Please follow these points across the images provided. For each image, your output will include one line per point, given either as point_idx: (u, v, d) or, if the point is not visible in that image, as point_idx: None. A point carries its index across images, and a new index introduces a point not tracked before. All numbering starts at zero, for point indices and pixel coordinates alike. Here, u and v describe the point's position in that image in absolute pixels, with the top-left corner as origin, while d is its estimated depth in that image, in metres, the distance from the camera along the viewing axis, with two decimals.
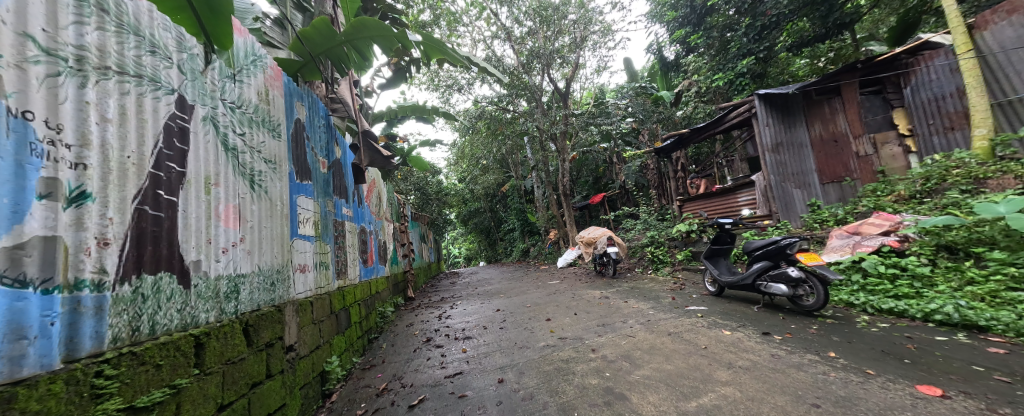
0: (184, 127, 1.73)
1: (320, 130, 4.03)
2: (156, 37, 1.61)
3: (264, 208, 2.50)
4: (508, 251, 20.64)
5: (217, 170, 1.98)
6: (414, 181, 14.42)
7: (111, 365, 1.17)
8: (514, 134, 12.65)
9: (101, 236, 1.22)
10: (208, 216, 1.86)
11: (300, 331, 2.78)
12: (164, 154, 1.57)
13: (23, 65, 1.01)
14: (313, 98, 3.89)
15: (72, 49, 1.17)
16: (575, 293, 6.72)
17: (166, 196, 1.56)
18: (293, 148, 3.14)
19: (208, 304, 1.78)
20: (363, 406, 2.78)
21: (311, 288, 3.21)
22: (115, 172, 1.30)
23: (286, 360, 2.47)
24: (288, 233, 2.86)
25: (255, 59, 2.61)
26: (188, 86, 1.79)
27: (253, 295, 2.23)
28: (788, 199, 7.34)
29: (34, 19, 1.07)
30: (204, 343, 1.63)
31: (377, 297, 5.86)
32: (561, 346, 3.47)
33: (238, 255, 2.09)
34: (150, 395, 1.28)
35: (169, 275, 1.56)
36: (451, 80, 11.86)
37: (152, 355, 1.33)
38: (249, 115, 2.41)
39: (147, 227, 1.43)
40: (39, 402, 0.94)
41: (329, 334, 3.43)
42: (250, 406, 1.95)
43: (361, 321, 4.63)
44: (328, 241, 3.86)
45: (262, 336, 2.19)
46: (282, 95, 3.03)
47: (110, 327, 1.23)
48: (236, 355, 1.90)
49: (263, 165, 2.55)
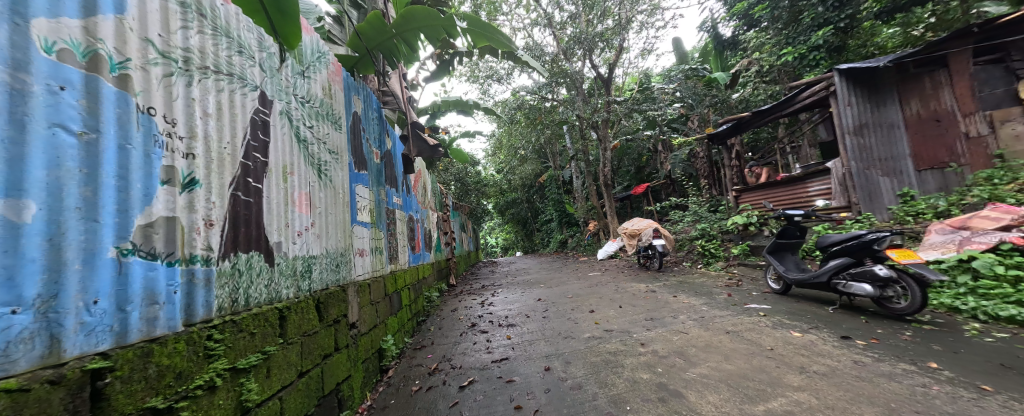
0: (266, 121, 1.90)
1: (373, 122, 4.21)
2: (242, 38, 1.77)
3: (330, 195, 2.70)
4: (545, 242, 20.51)
5: (291, 160, 2.17)
6: (454, 172, 14.76)
7: (218, 331, 1.33)
8: (553, 123, 12.40)
9: (207, 218, 1.38)
10: (286, 202, 2.06)
11: (360, 310, 2.98)
12: (251, 146, 1.74)
13: (146, 67, 1.16)
14: (367, 92, 4.07)
15: (180, 51, 1.32)
16: (618, 285, 6.57)
17: (254, 183, 1.74)
18: (351, 140, 3.34)
19: (288, 282, 1.98)
20: (417, 382, 2.96)
21: (368, 270, 3.45)
22: (216, 161, 1.46)
23: (350, 336, 2.69)
24: (348, 219, 3.05)
25: (320, 56, 2.80)
26: (268, 83, 1.97)
27: (322, 275, 2.43)
28: (872, 189, 6.46)
29: (152, 25, 1.21)
30: (286, 316, 1.82)
31: (424, 282, 6.13)
32: (607, 338, 3.41)
33: (310, 238, 2.29)
34: (247, 359, 1.46)
35: (258, 254, 1.74)
36: (490, 71, 11.88)
37: (247, 324, 1.50)
38: (316, 109, 2.60)
39: (240, 211, 1.61)
40: (168, 358, 1.11)
41: (384, 314, 3.67)
42: (323, 375, 2.17)
43: (410, 304, 4.89)
44: (382, 228, 4.10)
45: (331, 313, 2.40)
46: (342, 89, 3.21)
47: (214, 297, 1.39)
48: (311, 328, 2.11)
49: (328, 156, 2.75)
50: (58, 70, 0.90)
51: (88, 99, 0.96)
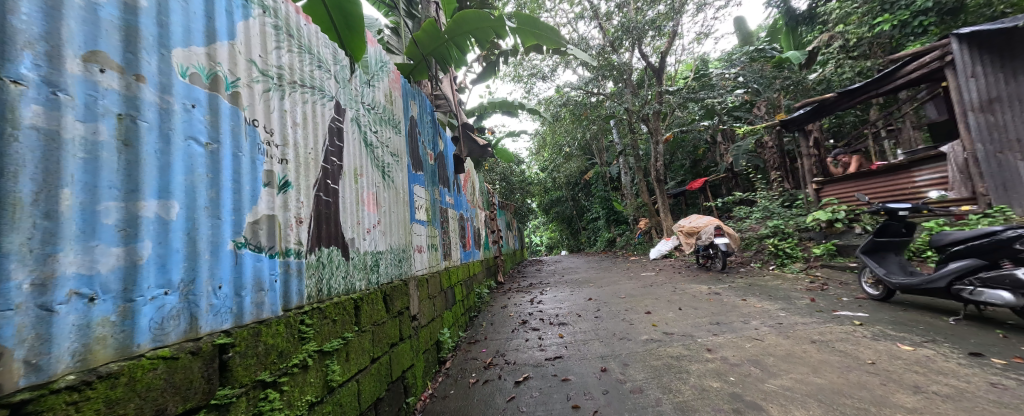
0: (340, 127, 2.10)
1: (427, 125, 4.42)
2: (321, 54, 1.98)
3: (392, 195, 2.88)
4: (591, 241, 19.97)
5: (361, 163, 2.36)
6: (499, 171, 14.98)
7: (308, 316, 1.53)
8: (600, 118, 12.03)
9: (298, 215, 1.58)
10: (358, 202, 2.24)
11: (420, 303, 3.16)
12: (328, 151, 1.93)
13: (251, 85, 1.37)
14: (421, 97, 4.27)
15: (275, 69, 1.54)
16: (675, 286, 6.18)
17: (332, 184, 1.93)
18: (409, 143, 3.53)
19: (361, 274, 2.15)
20: (474, 375, 3.06)
21: (426, 266, 3.64)
22: (303, 165, 1.67)
23: (412, 327, 2.86)
24: (408, 218, 3.23)
25: (382, 65, 2.99)
26: (341, 93, 2.17)
27: (388, 269, 2.61)
28: (1006, 175, 5.39)
29: (255, 48, 1.42)
30: (360, 306, 2.01)
31: (474, 279, 6.33)
32: (668, 342, 3.22)
33: (377, 235, 2.47)
34: (331, 343, 1.68)
35: (336, 248, 1.91)
36: (534, 70, 11.85)
37: (329, 311, 1.70)
38: (380, 115, 2.80)
39: (322, 209, 1.80)
40: (272, 338, 1.32)
41: (440, 308, 3.85)
42: (391, 362, 2.35)
43: (463, 299, 5.08)
44: (436, 226, 4.29)
45: (396, 305, 2.57)
46: (400, 95, 3.40)
47: (304, 287, 1.59)
48: (380, 318, 2.29)
49: (390, 158, 2.94)
50: (189, 91, 1.09)
51: (210, 114, 1.16)
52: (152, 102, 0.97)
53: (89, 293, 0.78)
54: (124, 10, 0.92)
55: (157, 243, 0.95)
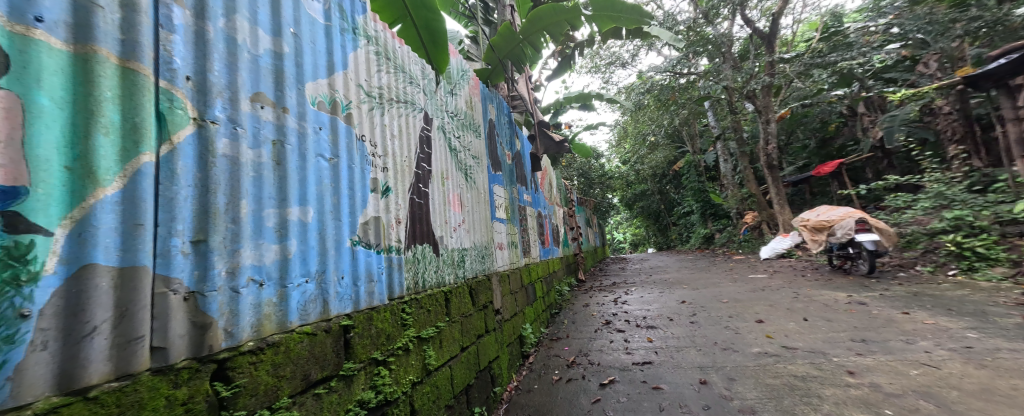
0: (429, 135, 2.34)
1: (505, 126, 4.58)
2: (411, 70, 2.25)
3: (474, 196, 3.06)
4: (684, 238, 18.09)
5: (447, 167, 2.57)
6: (577, 166, 14.67)
7: (408, 306, 1.79)
8: (691, 101, 10.80)
9: (396, 217, 1.84)
10: (445, 203, 2.44)
11: (502, 298, 3.30)
12: (419, 157, 2.18)
13: (359, 106, 1.70)
14: (498, 100, 4.42)
15: (376, 90, 1.86)
16: (796, 292, 5.20)
17: (422, 188, 2.17)
18: (488, 144, 3.69)
19: (449, 269, 2.34)
20: (557, 372, 3.08)
21: (507, 262, 3.77)
22: (399, 171, 1.94)
23: (496, 320, 3.01)
24: (489, 216, 3.39)
25: (463, 74, 3.20)
26: (429, 104, 2.42)
27: (473, 265, 2.78)
28: None
29: (360, 74, 1.75)
30: (449, 298, 2.20)
31: (555, 276, 6.33)
32: (789, 358, 2.73)
33: (463, 233, 2.66)
34: (427, 331, 1.91)
35: (427, 245, 2.12)
36: (613, 57, 11.23)
37: (424, 302, 1.93)
38: (462, 121, 3.00)
39: (415, 211, 2.04)
40: (382, 323, 1.59)
41: (522, 303, 3.96)
42: (479, 352, 2.52)
43: (543, 296, 5.13)
44: (515, 224, 4.41)
45: (481, 298, 2.73)
46: (479, 99, 3.59)
47: (404, 279, 1.84)
48: (467, 311, 2.47)
49: (472, 161, 3.14)
50: (317, 117, 1.42)
51: (331, 133, 1.48)
52: (294, 128, 1.30)
53: (259, 280, 1.09)
54: (274, 58, 1.26)
55: (299, 240, 1.27)
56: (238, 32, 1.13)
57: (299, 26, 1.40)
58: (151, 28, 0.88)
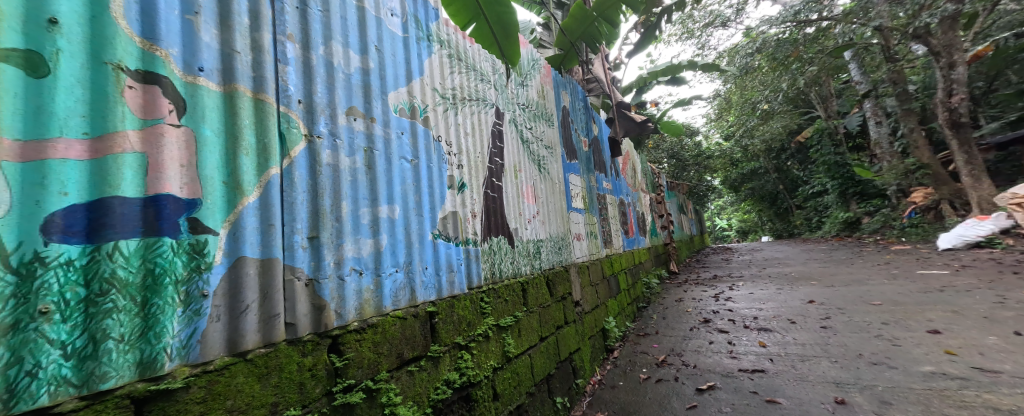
0: (501, 130, 2.39)
1: (580, 112, 4.40)
2: (482, 68, 2.31)
3: (549, 186, 3.03)
4: (809, 225, 15.01)
5: (519, 160, 2.59)
6: (667, 146, 13.34)
7: (486, 295, 1.88)
8: (818, 55, 8.76)
9: (471, 211, 1.94)
10: (519, 195, 2.48)
11: (582, 289, 3.22)
12: (492, 152, 2.25)
13: (435, 108, 1.81)
14: (573, 85, 4.27)
15: (450, 91, 1.96)
16: (994, 296, 3.87)
17: (496, 182, 2.23)
18: (562, 132, 3.60)
19: (525, 261, 2.38)
20: (644, 371, 2.90)
21: (586, 253, 3.66)
22: (473, 167, 2.03)
23: (576, 313, 2.96)
24: (565, 207, 3.33)
25: (534, 63, 3.17)
26: (500, 98, 2.46)
27: (549, 256, 2.77)
28: None
29: (435, 78, 1.86)
30: (526, 288, 2.25)
31: (641, 268, 5.93)
32: (979, 385, 2.07)
33: (538, 225, 2.67)
34: (506, 320, 1.99)
35: (503, 237, 2.18)
36: (709, 18, 9.76)
37: (501, 292, 2.01)
38: (534, 111, 2.98)
39: (490, 204, 2.11)
40: (462, 310, 1.71)
41: (604, 296, 3.81)
42: (559, 343, 2.53)
43: (629, 288, 4.85)
44: (594, 213, 4.24)
45: (559, 289, 2.72)
46: (552, 87, 3.52)
47: (481, 269, 1.93)
48: (545, 301, 2.49)
49: (546, 151, 3.10)
50: (400, 122, 1.57)
51: (412, 137, 1.62)
52: (381, 135, 1.46)
53: (359, 269, 1.26)
54: (363, 74, 1.42)
55: (389, 234, 1.42)
56: (334, 57, 1.30)
57: (382, 42, 1.55)
58: (272, 64, 1.07)
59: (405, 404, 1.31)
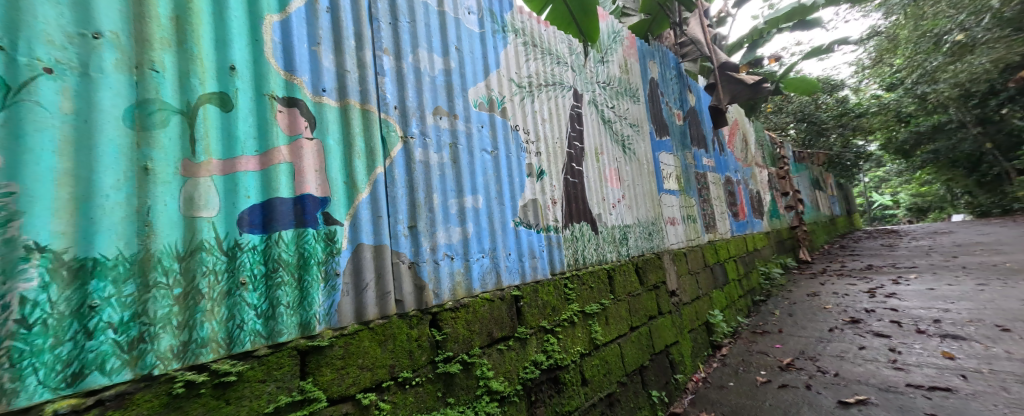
0: (579, 112, 2.32)
1: (673, 82, 3.94)
2: (558, 50, 2.25)
3: (635, 168, 2.83)
4: None
5: (601, 142, 2.47)
6: (795, 108, 11.00)
7: (569, 281, 1.89)
8: None
9: (552, 197, 1.95)
10: (601, 179, 2.38)
11: (679, 278, 2.95)
12: (571, 136, 2.20)
13: (512, 98, 1.86)
14: (663, 52, 3.86)
15: (526, 79, 1.98)
16: None
17: (576, 167, 2.18)
18: (650, 107, 3.29)
19: (611, 247, 2.29)
20: (763, 374, 2.54)
21: (683, 239, 3.32)
22: (551, 154, 2.02)
23: (673, 303, 2.74)
24: (655, 189, 3.07)
25: (616, 36, 2.96)
26: (578, 79, 2.37)
27: (638, 242, 2.60)
28: None
29: (511, 68, 1.90)
30: (612, 276, 2.18)
31: (758, 255, 5.08)
32: None
33: (623, 209, 2.52)
34: (591, 307, 1.96)
35: (585, 224, 2.14)
36: None
37: (586, 279, 1.99)
38: (616, 88, 2.79)
39: (570, 190, 2.08)
40: (546, 295, 1.75)
41: (707, 286, 3.40)
42: (652, 334, 2.38)
43: (740, 279, 4.23)
44: (692, 195, 3.78)
45: (650, 278, 2.55)
46: (638, 59, 3.23)
47: (564, 256, 1.94)
48: (635, 290, 2.37)
49: (631, 130, 2.89)
50: (479, 116, 1.66)
51: (491, 129, 1.70)
52: (463, 130, 1.57)
53: (451, 254, 1.40)
54: (446, 74, 1.55)
55: (474, 223, 1.53)
56: (421, 62, 1.44)
57: (461, 41, 1.65)
58: (373, 77, 1.24)
59: (497, 379, 1.42)
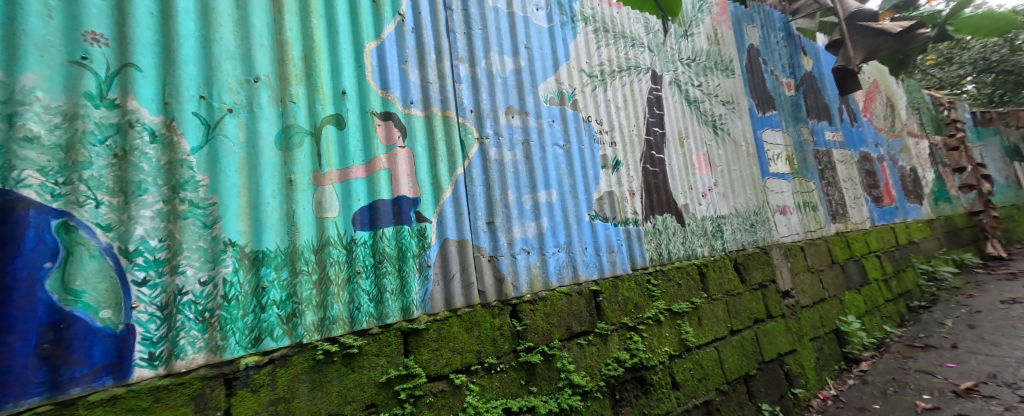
0: (659, 95, 2.15)
1: (779, 45, 3.35)
2: (632, 31, 2.12)
3: (730, 150, 2.50)
4: None
5: (686, 125, 2.25)
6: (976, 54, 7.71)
7: (653, 277, 1.78)
8: None
9: (630, 189, 1.85)
10: (687, 166, 2.17)
11: (794, 277, 2.50)
12: (650, 122, 2.06)
13: (583, 89, 1.83)
14: (765, 12, 3.30)
15: (598, 67, 1.92)
16: None
17: (657, 154, 2.04)
18: (749, 80, 2.86)
19: (701, 240, 2.08)
20: (932, 397, 2.06)
21: (799, 231, 2.80)
22: (628, 143, 1.93)
23: (786, 306, 2.35)
24: (758, 173, 2.67)
25: (702, 4, 2.64)
26: (656, 59, 2.20)
27: (737, 235, 2.30)
28: None
29: (581, 59, 1.86)
30: (705, 272, 1.98)
31: (914, 249, 3.99)
32: None
33: (715, 198, 2.26)
34: (680, 305, 1.82)
35: (670, 215, 1.98)
36: None
37: (672, 275, 1.85)
38: (704, 63, 2.50)
39: (651, 180, 1.95)
40: (627, 291, 1.68)
41: (835, 287, 2.81)
42: (759, 340, 2.09)
43: (886, 279, 3.38)
44: (810, 177, 3.16)
45: (753, 275, 2.23)
46: (731, 26, 2.83)
47: (646, 250, 1.83)
48: (734, 288, 2.10)
49: (724, 108, 2.56)
50: (550, 111, 1.68)
51: (563, 123, 1.70)
52: (535, 126, 1.60)
53: (527, 249, 1.46)
54: (516, 74, 1.60)
55: (549, 217, 1.56)
56: (493, 66, 1.52)
57: (530, 39, 1.69)
58: (451, 85, 1.37)
59: (578, 373, 1.42)
